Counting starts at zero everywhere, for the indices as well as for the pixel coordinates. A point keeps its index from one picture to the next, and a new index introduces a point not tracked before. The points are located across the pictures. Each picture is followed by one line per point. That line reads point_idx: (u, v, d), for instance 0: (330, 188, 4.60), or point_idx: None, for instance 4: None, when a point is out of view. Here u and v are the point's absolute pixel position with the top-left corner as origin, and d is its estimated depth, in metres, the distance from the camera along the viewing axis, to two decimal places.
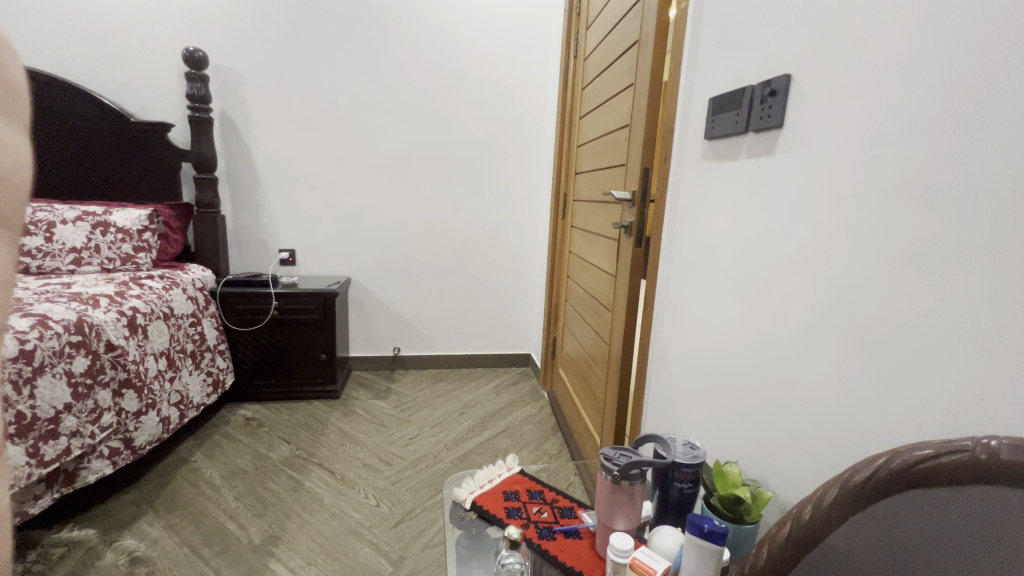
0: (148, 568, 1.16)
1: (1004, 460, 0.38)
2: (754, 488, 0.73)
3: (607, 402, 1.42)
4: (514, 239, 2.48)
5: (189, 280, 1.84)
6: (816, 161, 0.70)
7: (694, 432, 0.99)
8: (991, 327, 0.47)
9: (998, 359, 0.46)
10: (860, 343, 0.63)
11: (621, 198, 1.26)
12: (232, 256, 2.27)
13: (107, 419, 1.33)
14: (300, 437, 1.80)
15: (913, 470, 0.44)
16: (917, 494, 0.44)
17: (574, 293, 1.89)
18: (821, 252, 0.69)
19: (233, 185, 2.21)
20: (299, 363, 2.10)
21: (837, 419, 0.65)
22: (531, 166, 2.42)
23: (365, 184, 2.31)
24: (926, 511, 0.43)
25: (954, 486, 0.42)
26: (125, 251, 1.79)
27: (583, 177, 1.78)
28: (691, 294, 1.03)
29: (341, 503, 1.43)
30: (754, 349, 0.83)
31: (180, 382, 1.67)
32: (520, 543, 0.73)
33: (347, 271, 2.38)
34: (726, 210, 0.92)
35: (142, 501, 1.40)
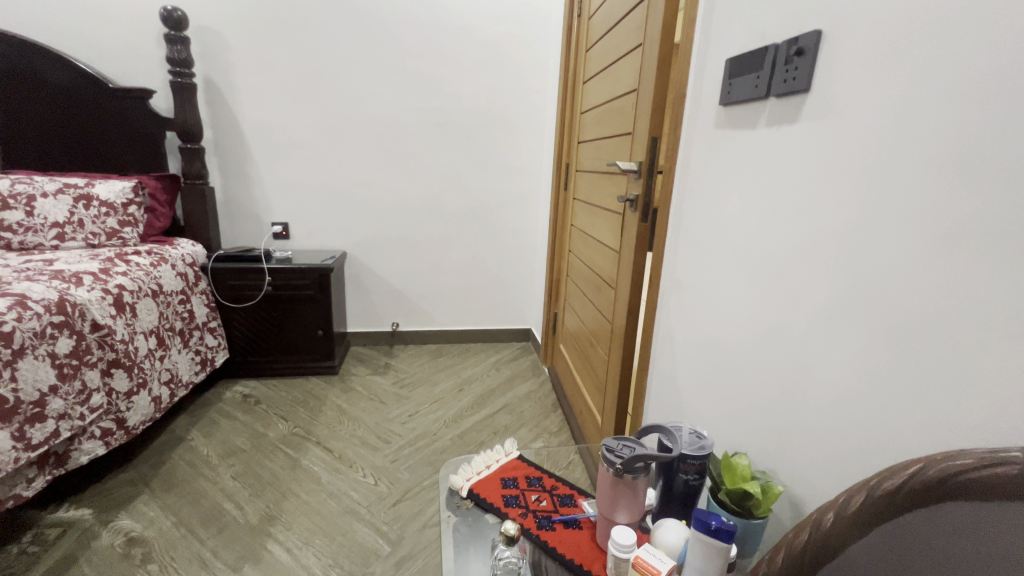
0: (145, 548, 1.16)
1: None
2: (764, 481, 0.69)
3: (608, 381, 1.38)
4: (515, 212, 2.41)
5: (177, 256, 1.79)
6: (846, 131, 0.62)
7: (700, 417, 0.96)
8: None
9: None
10: (886, 334, 0.57)
11: (627, 169, 1.18)
12: (224, 230, 2.20)
13: (97, 400, 1.30)
14: (298, 415, 1.78)
15: (952, 480, 0.40)
16: (956, 507, 0.40)
17: (576, 268, 1.83)
18: (846, 232, 0.63)
19: (220, 155, 2.12)
20: (295, 339, 2.07)
21: (858, 414, 0.61)
22: (532, 135, 2.31)
23: (358, 154, 2.22)
24: (964, 525, 0.39)
25: (1001, 501, 0.37)
26: (110, 226, 1.73)
27: (587, 146, 1.69)
28: (699, 274, 0.97)
29: (339, 482, 1.41)
30: (767, 334, 0.78)
31: (170, 360, 1.64)
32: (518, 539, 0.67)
33: (343, 245, 2.32)
34: (741, 184, 0.85)
35: (138, 481, 1.39)
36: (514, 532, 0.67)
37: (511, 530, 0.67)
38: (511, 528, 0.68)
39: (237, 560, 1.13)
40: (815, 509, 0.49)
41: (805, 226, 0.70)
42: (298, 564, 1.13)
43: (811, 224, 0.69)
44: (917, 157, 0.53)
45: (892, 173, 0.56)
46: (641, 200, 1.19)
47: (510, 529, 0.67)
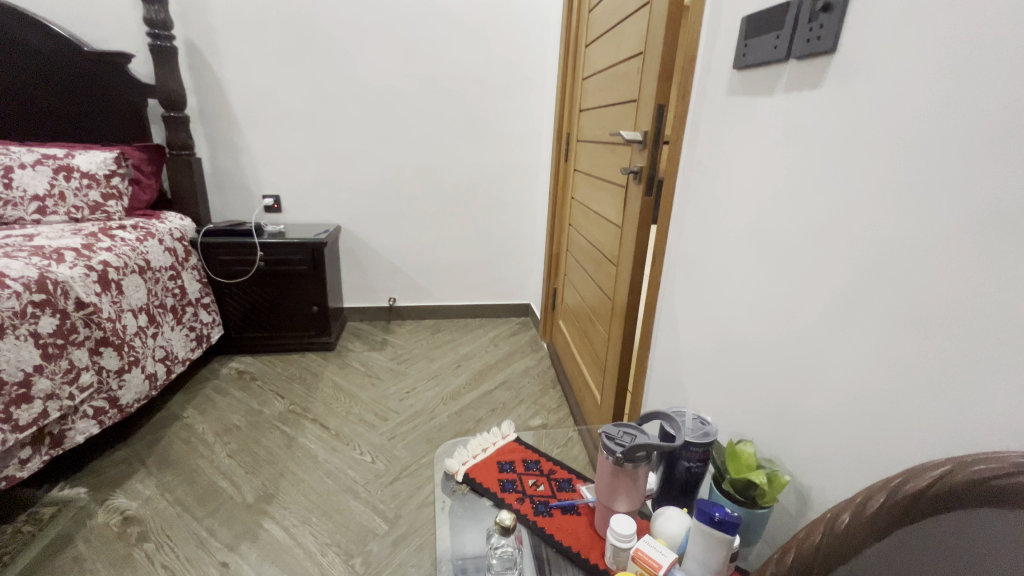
0: (141, 527, 1.15)
1: None
2: (770, 470, 0.67)
3: (608, 360, 1.35)
4: (514, 184, 2.33)
5: (165, 230, 1.73)
6: (874, 98, 0.56)
7: (703, 400, 0.93)
8: None
9: None
10: (907, 321, 0.53)
11: (631, 139, 1.11)
12: (214, 203, 2.14)
13: (87, 379, 1.28)
14: (294, 392, 1.76)
15: (984, 486, 0.36)
16: (988, 513, 0.36)
17: (576, 243, 1.78)
18: (868, 210, 0.58)
19: (206, 124, 2.03)
20: (290, 315, 2.03)
21: (873, 404, 0.57)
22: (532, 103, 2.22)
23: (350, 123, 2.13)
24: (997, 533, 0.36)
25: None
26: (93, 198, 1.66)
27: (589, 114, 1.61)
28: (706, 252, 0.93)
29: (335, 460, 1.41)
30: (777, 317, 0.74)
31: (163, 337, 1.61)
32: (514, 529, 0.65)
33: (337, 219, 2.26)
34: (754, 156, 0.79)
35: (133, 459, 1.38)
36: (510, 522, 0.65)
37: (507, 521, 0.65)
38: (507, 518, 0.66)
39: (233, 539, 1.13)
40: (829, 509, 0.46)
41: (823, 203, 0.65)
42: (295, 542, 1.12)
43: (829, 201, 0.64)
44: (953, 127, 0.48)
45: (924, 144, 0.51)
46: (645, 172, 1.13)
47: (506, 519, 0.65)
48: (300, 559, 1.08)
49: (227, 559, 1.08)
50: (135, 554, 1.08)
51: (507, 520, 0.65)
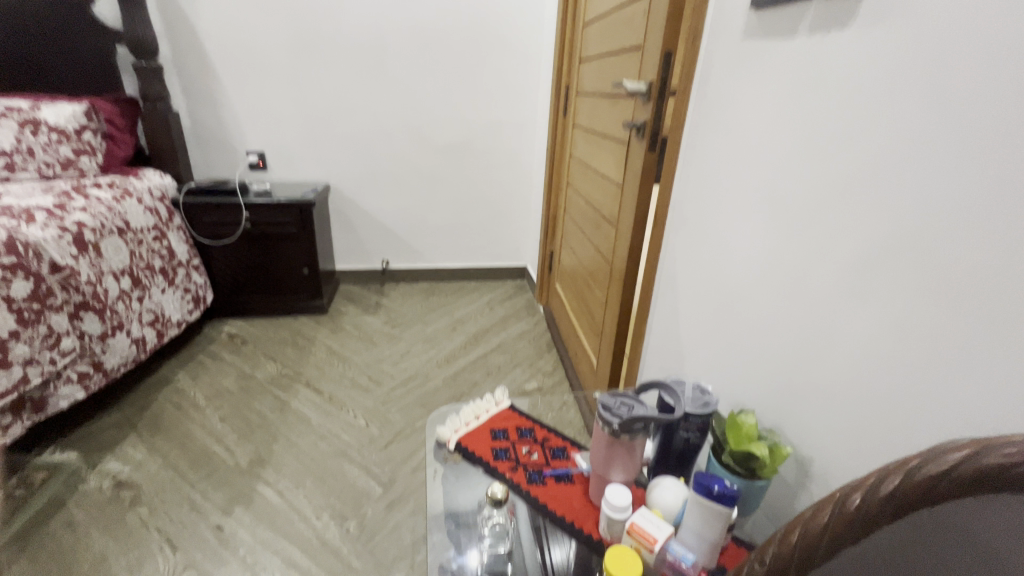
0: (133, 491, 1.15)
1: None
2: (771, 441, 0.64)
3: (605, 324, 1.32)
4: (510, 141, 2.23)
5: (143, 188, 1.64)
6: (908, 37, 0.50)
7: (703, 367, 0.90)
8: None
9: None
10: (924, 290, 0.48)
11: (634, 91, 1.03)
12: (195, 160, 2.04)
13: (68, 344, 1.25)
14: (287, 356, 1.74)
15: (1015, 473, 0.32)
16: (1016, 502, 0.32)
17: (574, 203, 1.71)
18: (890, 167, 0.52)
19: (182, 75, 1.91)
20: (280, 278, 1.98)
21: (886, 374, 0.54)
22: (530, 53, 2.08)
23: (336, 74, 2.00)
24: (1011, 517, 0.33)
25: None
26: (64, 154, 1.57)
27: (590, 64, 1.50)
28: (712, 212, 0.87)
29: (329, 424, 1.40)
30: (785, 283, 0.69)
31: (153, 300, 1.56)
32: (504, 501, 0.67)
33: (325, 177, 2.17)
34: (771, 107, 0.73)
35: (124, 423, 1.36)
36: (502, 491, 0.67)
37: (499, 490, 0.67)
38: (499, 488, 0.68)
39: (226, 502, 1.13)
40: (843, 486, 0.42)
41: (841, 159, 0.59)
42: (289, 506, 1.12)
43: (848, 157, 0.58)
44: (995, 69, 0.41)
45: (961, 90, 0.44)
46: (648, 127, 1.05)
47: (498, 489, 0.67)
48: (294, 522, 1.08)
49: (221, 522, 1.08)
50: (128, 517, 1.08)
51: (499, 489, 0.67)
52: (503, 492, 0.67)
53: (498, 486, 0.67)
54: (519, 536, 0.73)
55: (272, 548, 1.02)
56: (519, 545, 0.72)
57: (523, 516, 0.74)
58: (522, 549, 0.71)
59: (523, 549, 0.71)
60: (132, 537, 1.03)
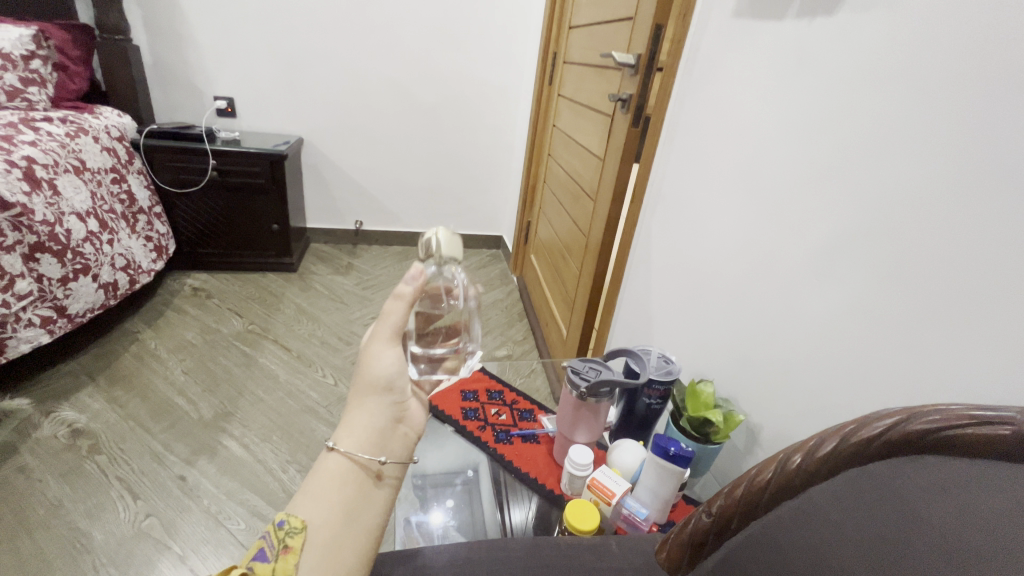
0: (92, 440, 1.12)
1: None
2: (726, 409, 0.68)
3: (577, 296, 1.35)
4: (493, 106, 2.18)
5: (100, 126, 1.54)
6: (893, 27, 0.51)
7: (669, 340, 0.94)
8: None
9: None
10: (887, 273, 0.51)
11: (623, 62, 1.03)
12: (158, 101, 1.92)
13: (24, 287, 1.20)
14: (253, 312, 1.70)
15: (930, 436, 0.38)
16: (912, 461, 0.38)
17: (555, 175, 1.71)
18: (867, 152, 0.54)
19: (143, 4, 1.78)
20: (248, 231, 1.92)
21: (832, 355, 0.58)
22: (522, 15, 2.01)
23: (314, 21, 1.90)
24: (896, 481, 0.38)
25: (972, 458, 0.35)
26: (10, 83, 1.44)
27: (579, 32, 1.48)
28: (691, 191, 0.89)
29: (297, 381, 1.39)
30: (751, 263, 0.72)
31: (120, 245, 1.50)
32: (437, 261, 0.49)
33: (298, 130, 2.07)
34: (753, 89, 0.74)
35: (80, 373, 1.32)
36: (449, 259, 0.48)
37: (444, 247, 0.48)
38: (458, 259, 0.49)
39: (191, 453, 1.12)
40: (783, 450, 0.47)
41: (816, 146, 0.61)
42: (255, 459, 1.13)
43: (827, 142, 0.59)
44: (985, 64, 0.42)
45: (942, 85, 0.46)
46: (634, 99, 1.06)
47: (440, 246, 0.47)
48: (259, 474, 1.09)
49: (184, 473, 1.07)
50: (86, 466, 1.06)
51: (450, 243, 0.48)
52: (423, 276, 0.48)
53: (447, 251, 0.48)
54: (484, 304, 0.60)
55: (236, 498, 1.03)
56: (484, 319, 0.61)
57: (485, 479, 0.75)
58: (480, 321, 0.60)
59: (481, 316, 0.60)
60: (91, 484, 1.02)
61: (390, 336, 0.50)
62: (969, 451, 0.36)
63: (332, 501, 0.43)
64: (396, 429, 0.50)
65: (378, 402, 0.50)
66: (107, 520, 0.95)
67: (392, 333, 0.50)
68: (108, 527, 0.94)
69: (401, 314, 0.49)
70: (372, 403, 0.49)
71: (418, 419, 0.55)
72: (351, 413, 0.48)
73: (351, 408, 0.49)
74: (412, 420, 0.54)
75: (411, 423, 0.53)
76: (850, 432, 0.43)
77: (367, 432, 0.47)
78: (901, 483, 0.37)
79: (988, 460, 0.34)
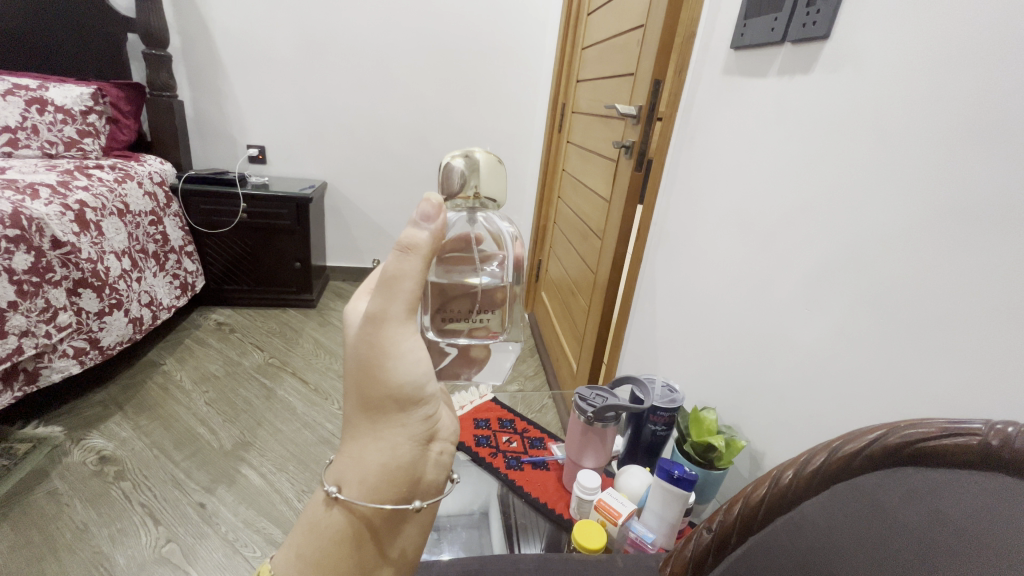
0: (118, 467, 1.17)
1: (1016, 452, 0.30)
2: (729, 435, 0.71)
3: (586, 331, 1.39)
4: (506, 151, 2.30)
5: (144, 173, 1.68)
6: (862, 84, 0.57)
7: (674, 371, 0.97)
8: (1019, 305, 0.40)
9: (1016, 343, 0.40)
10: (869, 303, 0.55)
11: (625, 113, 1.12)
12: (196, 149, 2.09)
13: (65, 319, 1.29)
14: (273, 345, 1.77)
15: (905, 450, 0.37)
16: (884, 473, 0.38)
17: (564, 215, 1.79)
18: (847, 194, 0.59)
19: (189, 64, 1.96)
20: (272, 269, 2.02)
21: (824, 380, 0.61)
22: (532, 70, 2.16)
23: (342, 78, 2.07)
24: (858, 492, 0.38)
25: (938, 468, 0.34)
26: (68, 135, 1.61)
27: (586, 85, 1.60)
28: (692, 227, 0.94)
29: (314, 413, 1.43)
30: (747, 295, 0.77)
31: (147, 283, 1.59)
32: (460, 189, 0.49)
33: (323, 175, 2.21)
34: (743, 136, 0.80)
35: (109, 402, 1.39)
36: (481, 188, 0.49)
37: (477, 171, 0.49)
38: (491, 190, 0.50)
39: (210, 482, 1.15)
40: (777, 466, 0.48)
41: (801, 188, 0.66)
42: (271, 488, 1.16)
43: (811, 183, 0.65)
44: (942, 117, 0.48)
45: (903, 135, 0.52)
46: (637, 146, 1.14)
47: (479, 176, 0.49)
48: (275, 503, 1.12)
49: (203, 500, 1.10)
50: (112, 491, 1.10)
51: (483, 166, 0.49)
52: (439, 209, 0.44)
53: (483, 181, 0.49)
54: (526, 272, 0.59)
55: (253, 527, 1.05)
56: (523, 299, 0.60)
57: (495, 520, 0.75)
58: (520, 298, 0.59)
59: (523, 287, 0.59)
60: (115, 510, 1.05)
61: (405, 314, 0.46)
62: (948, 462, 0.34)
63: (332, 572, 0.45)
64: (422, 454, 0.49)
65: (398, 432, 0.48)
66: (130, 544, 0.98)
67: (408, 307, 0.45)
68: (131, 552, 0.97)
69: (416, 275, 0.44)
70: (392, 435, 0.48)
71: (448, 427, 0.53)
72: (367, 448, 0.48)
73: (368, 439, 0.48)
74: (444, 433, 0.52)
75: (443, 436, 0.52)
76: (837, 447, 0.43)
77: (378, 482, 0.47)
78: (878, 494, 0.36)
79: (967, 470, 0.32)
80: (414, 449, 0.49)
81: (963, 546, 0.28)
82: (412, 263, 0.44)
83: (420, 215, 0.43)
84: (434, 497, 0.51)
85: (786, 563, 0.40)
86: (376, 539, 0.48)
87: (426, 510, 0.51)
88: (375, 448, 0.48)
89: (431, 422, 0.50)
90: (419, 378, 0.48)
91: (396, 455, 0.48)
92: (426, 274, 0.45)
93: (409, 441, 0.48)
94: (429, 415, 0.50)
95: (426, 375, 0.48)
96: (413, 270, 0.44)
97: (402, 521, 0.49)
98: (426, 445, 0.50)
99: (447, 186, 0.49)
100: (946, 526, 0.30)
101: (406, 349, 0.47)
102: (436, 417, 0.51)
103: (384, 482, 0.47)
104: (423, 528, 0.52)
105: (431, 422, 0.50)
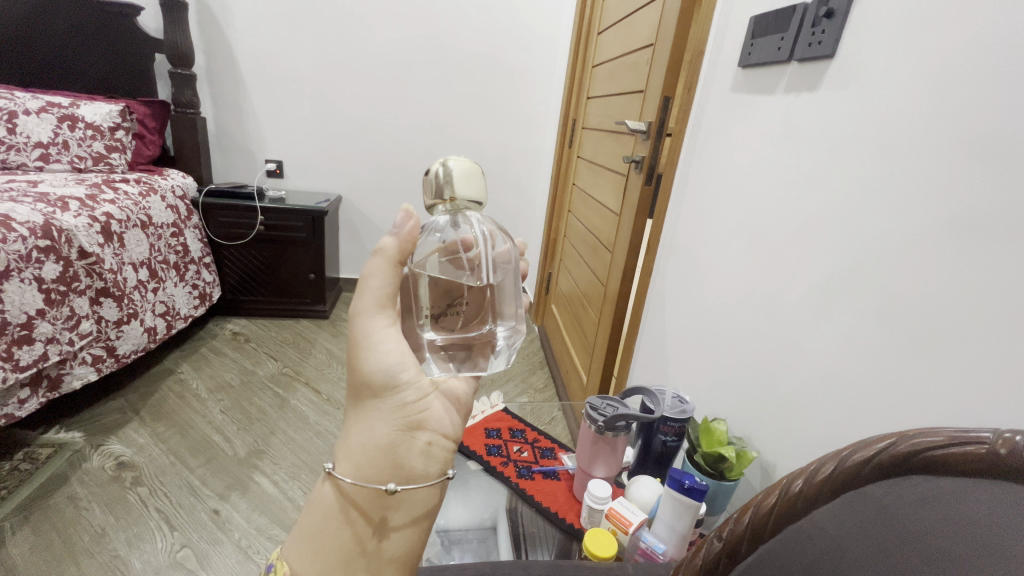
0: (136, 473, 1.19)
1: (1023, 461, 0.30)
2: (740, 446, 0.71)
3: (596, 343, 1.40)
4: (518, 165, 2.33)
5: (167, 186, 1.74)
6: (864, 102, 0.59)
7: (684, 383, 0.98)
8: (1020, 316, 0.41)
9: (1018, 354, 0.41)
10: (875, 316, 0.56)
11: (635, 129, 1.15)
12: (217, 164, 2.15)
13: (87, 327, 1.32)
14: (287, 356, 1.80)
15: (917, 457, 0.37)
16: (896, 481, 0.38)
17: (575, 229, 1.81)
18: (853, 208, 0.60)
19: (212, 83, 2.03)
20: (288, 280, 2.06)
21: (830, 391, 0.62)
22: (543, 87, 2.21)
23: (358, 94, 2.13)
24: (868, 499, 0.38)
25: (950, 477, 0.34)
26: (96, 149, 1.67)
27: (596, 102, 1.64)
28: (702, 240, 0.95)
29: (325, 422, 1.45)
30: (756, 307, 0.78)
31: (164, 293, 1.64)
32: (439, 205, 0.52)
33: (338, 189, 2.26)
34: (750, 152, 0.82)
35: (127, 408, 1.42)
36: (456, 195, 0.51)
37: (451, 179, 0.51)
38: (467, 194, 0.51)
39: (224, 488, 1.17)
40: (787, 475, 0.48)
41: (808, 202, 0.68)
42: (284, 496, 1.17)
43: (818, 197, 0.66)
44: (942, 133, 0.49)
45: (906, 152, 0.53)
46: (647, 161, 1.16)
47: (452, 184, 0.51)
48: (287, 510, 1.13)
49: (217, 507, 1.12)
50: (129, 497, 1.12)
51: (458, 174, 0.51)
52: (411, 218, 0.50)
53: (457, 187, 0.51)
54: (512, 270, 0.61)
55: (266, 534, 1.06)
56: (512, 300, 0.62)
57: (503, 532, 0.76)
58: (508, 297, 0.61)
59: (511, 286, 0.61)
60: (133, 515, 1.07)
61: (375, 308, 0.53)
62: (957, 471, 0.34)
63: (323, 544, 0.47)
64: (405, 439, 0.52)
65: (376, 415, 0.52)
66: (145, 549, 1.00)
67: (376, 304, 0.53)
68: (146, 557, 0.98)
69: (380, 274, 0.52)
70: (371, 417, 0.52)
71: (441, 420, 0.55)
72: (351, 430, 0.52)
73: (352, 424, 0.53)
74: (432, 423, 0.54)
75: (431, 426, 0.54)
76: (846, 455, 0.43)
77: (360, 459, 0.50)
78: (887, 500, 0.36)
79: (972, 477, 0.33)
80: (393, 433, 0.52)
81: (969, 547, 0.28)
82: (377, 264, 0.52)
83: (394, 224, 0.50)
84: (423, 483, 0.52)
85: (795, 570, 0.40)
86: (363, 518, 0.49)
87: (417, 499, 0.51)
88: (358, 430, 0.52)
89: (409, 409, 0.53)
90: (392, 367, 0.53)
91: (375, 436, 0.51)
92: (392, 274, 0.52)
93: (387, 425, 0.52)
94: (407, 402, 0.53)
95: (400, 363, 0.53)
96: (375, 268, 0.51)
97: (387, 505, 0.50)
98: (407, 431, 0.52)
99: (428, 193, 0.52)
100: (959, 530, 0.30)
101: (379, 339, 0.53)
102: (418, 405, 0.54)
103: (363, 460, 0.50)
104: (414, 520, 0.51)
105: (412, 409, 0.53)
